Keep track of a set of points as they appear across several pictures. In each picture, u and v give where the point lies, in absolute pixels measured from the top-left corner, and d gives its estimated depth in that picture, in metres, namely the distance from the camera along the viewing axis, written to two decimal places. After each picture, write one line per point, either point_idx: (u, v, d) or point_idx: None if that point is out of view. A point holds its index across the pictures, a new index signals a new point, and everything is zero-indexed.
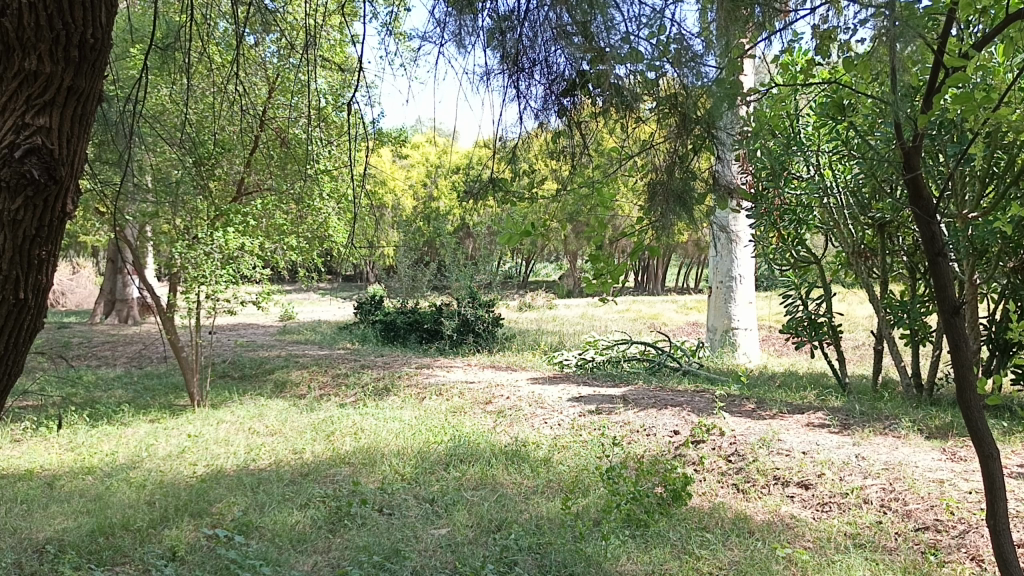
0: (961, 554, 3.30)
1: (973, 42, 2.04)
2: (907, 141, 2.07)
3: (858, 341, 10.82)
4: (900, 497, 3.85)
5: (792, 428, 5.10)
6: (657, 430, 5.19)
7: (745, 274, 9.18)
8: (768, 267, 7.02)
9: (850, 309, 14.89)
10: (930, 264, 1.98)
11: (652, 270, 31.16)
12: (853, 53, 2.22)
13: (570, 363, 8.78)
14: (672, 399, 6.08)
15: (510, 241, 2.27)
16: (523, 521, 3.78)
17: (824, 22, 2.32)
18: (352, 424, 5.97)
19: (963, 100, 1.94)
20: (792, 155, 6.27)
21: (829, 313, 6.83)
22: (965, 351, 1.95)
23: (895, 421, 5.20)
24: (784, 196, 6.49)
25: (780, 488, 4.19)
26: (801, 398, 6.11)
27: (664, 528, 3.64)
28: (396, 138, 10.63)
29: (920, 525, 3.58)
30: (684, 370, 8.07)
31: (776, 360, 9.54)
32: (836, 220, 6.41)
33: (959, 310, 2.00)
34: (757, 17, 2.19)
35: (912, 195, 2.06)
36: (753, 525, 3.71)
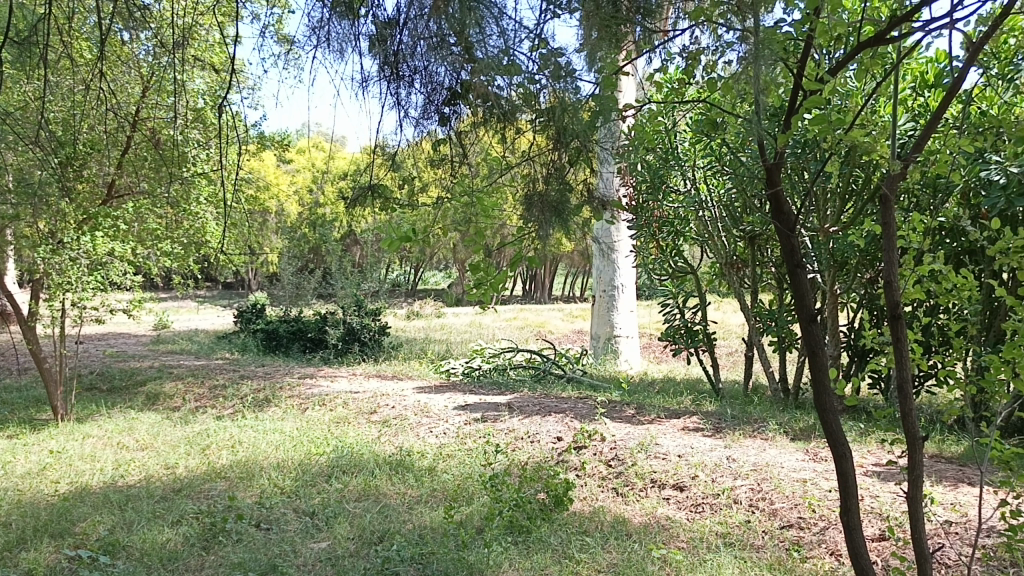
0: (822, 550, 3.50)
1: (831, 68, 2.17)
2: (770, 157, 2.18)
3: (733, 347, 11.31)
4: (767, 497, 4.03)
5: (669, 432, 5.28)
6: (541, 437, 5.27)
7: (627, 283, 9.40)
8: (648, 276, 7.23)
9: (726, 317, 15.56)
10: (790, 275, 2.12)
11: (539, 279, 31.61)
12: (722, 72, 2.34)
13: (456, 372, 8.79)
14: (555, 406, 6.17)
15: (392, 246, 2.28)
16: (405, 531, 3.75)
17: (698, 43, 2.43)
18: (229, 436, 5.78)
19: (819, 121, 2.08)
20: (670, 168, 6.49)
21: (705, 321, 7.03)
22: (822, 358, 2.09)
23: (763, 424, 5.46)
24: (663, 208, 6.71)
25: (657, 491, 4.32)
26: (678, 403, 6.32)
27: (546, 533, 3.69)
28: (280, 143, 10.37)
29: (785, 523, 3.77)
30: (568, 378, 8.19)
31: (656, 366, 9.83)
32: (711, 232, 6.64)
33: (817, 318, 2.13)
34: (634, 35, 2.32)
35: (775, 210, 2.19)
36: (631, 527, 3.81)
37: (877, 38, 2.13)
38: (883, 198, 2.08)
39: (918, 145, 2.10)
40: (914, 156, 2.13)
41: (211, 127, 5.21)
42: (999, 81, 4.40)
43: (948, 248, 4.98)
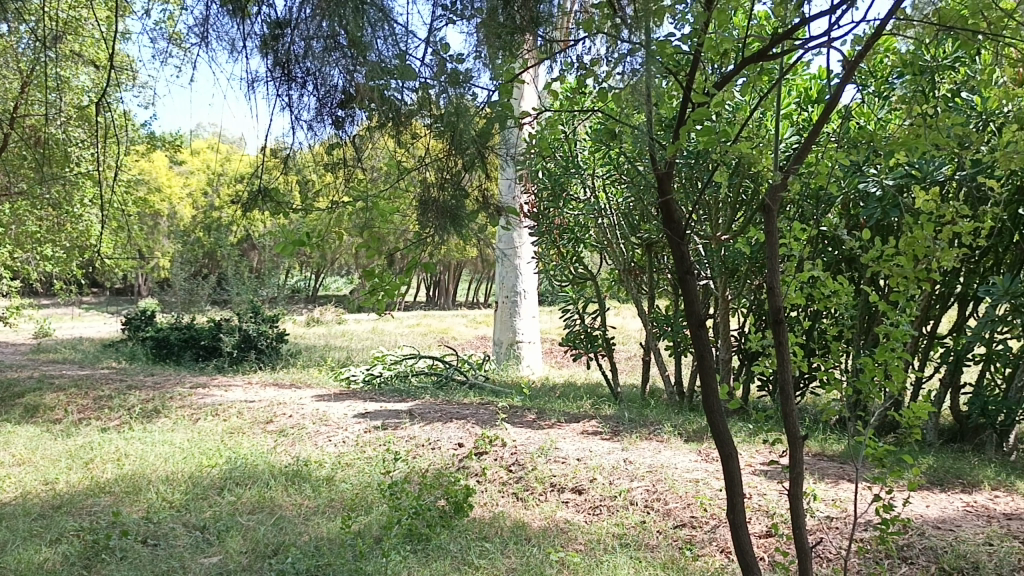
0: (713, 548, 3.62)
1: (718, 81, 2.25)
2: (661, 166, 2.28)
3: (631, 352, 11.54)
4: (662, 497, 4.13)
5: (568, 436, 5.35)
6: (442, 443, 5.25)
7: (529, 290, 9.47)
8: (549, 283, 7.30)
9: (625, 322, 15.86)
10: (680, 281, 2.23)
11: (443, 285, 31.49)
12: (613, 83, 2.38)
13: (357, 379, 8.66)
14: (457, 412, 6.16)
15: (284, 250, 2.21)
16: (301, 543, 3.67)
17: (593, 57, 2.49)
18: (115, 449, 5.52)
19: (705, 134, 2.15)
20: (570, 177, 6.59)
21: (604, 326, 7.15)
22: (709, 361, 2.21)
23: (659, 427, 5.59)
24: (564, 216, 6.80)
25: (556, 494, 4.37)
26: (577, 407, 6.40)
27: (445, 540, 3.67)
28: (172, 144, 9.98)
29: (678, 522, 3.87)
30: (471, 384, 8.15)
31: (557, 372, 9.93)
32: (609, 239, 6.76)
33: (704, 322, 2.25)
34: (537, 42, 2.38)
35: (666, 218, 2.29)
36: (530, 532, 3.83)
37: (759, 55, 2.22)
38: (765, 207, 2.19)
39: (797, 157, 2.20)
40: (795, 168, 2.23)
41: (94, 126, 4.96)
42: (875, 99, 4.66)
43: (831, 255, 5.23)
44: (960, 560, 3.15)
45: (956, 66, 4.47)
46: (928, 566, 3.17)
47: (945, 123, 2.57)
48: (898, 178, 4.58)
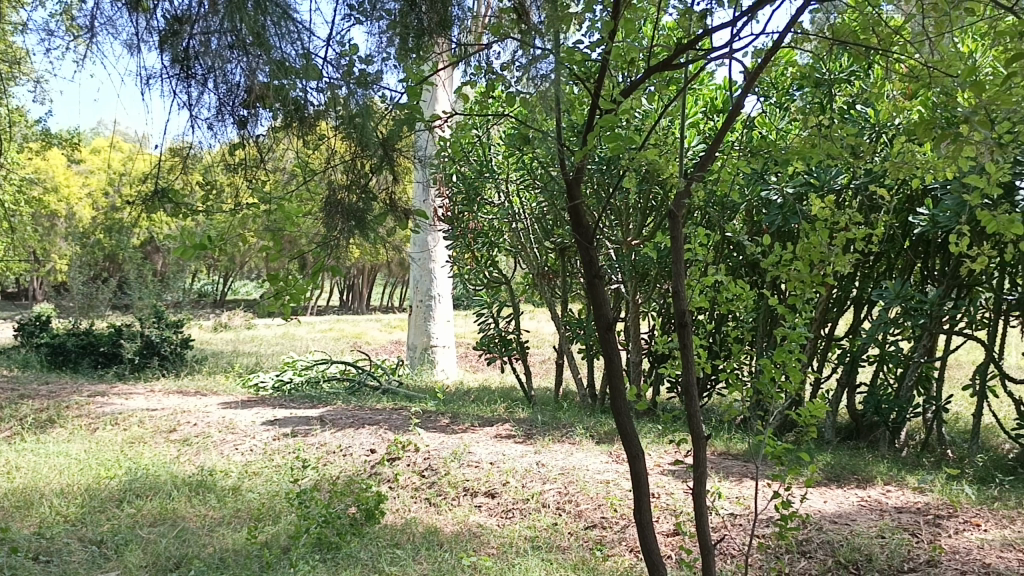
0: (623, 547, 3.67)
1: (624, 88, 2.29)
2: (571, 171, 2.31)
3: (545, 355, 11.61)
4: (574, 499, 4.17)
5: (482, 440, 5.35)
6: (354, 450, 5.17)
7: (443, 293, 9.42)
8: (464, 287, 7.28)
9: (539, 326, 15.98)
10: (589, 284, 2.28)
11: (357, 289, 31.06)
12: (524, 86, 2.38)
13: (266, 386, 8.45)
14: (369, 418, 6.08)
15: (184, 254, 2.15)
16: (205, 556, 3.55)
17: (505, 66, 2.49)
18: (4, 462, 5.23)
19: (612, 140, 2.19)
20: (484, 181, 6.59)
21: (518, 330, 7.17)
22: (617, 364, 2.27)
23: (571, 429, 5.65)
24: (478, 219, 6.80)
25: (469, 499, 4.36)
26: (491, 410, 6.40)
27: (355, 549, 3.62)
28: (70, 141, 9.54)
29: (589, 523, 3.92)
30: (383, 390, 8.04)
31: (471, 376, 9.91)
32: (523, 243, 6.79)
33: (613, 326, 2.31)
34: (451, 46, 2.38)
35: (576, 222, 2.33)
36: (442, 537, 3.81)
37: (665, 64, 2.26)
38: (671, 213, 2.24)
39: (701, 163, 2.26)
40: (700, 175, 2.30)
41: None
42: (776, 109, 4.82)
43: (736, 260, 5.39)
44: (855, 553, 3.29)
45: (851, 79, 4.68)
46: (825, 560, 3.29)
47: (839, 134, 2.68)
48: (798, 187, 4.76)
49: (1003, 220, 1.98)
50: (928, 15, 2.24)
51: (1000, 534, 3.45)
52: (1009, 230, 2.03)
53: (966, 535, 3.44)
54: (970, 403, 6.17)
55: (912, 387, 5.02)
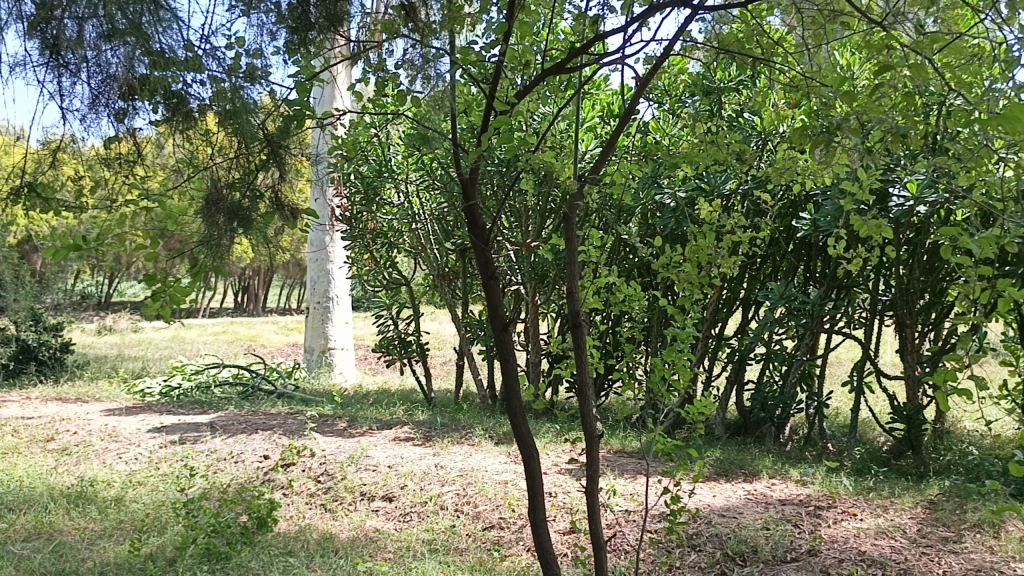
0: (520, 547, 3.69)
1: (519, 90, 2.29)
2: (466, 172, 2.31)
3: (447, 357, 11.55)
4: (472, 500, 4.17)
5: (380, 443, 5.28)
6: (246, 456, 5.02)
7: (342, 295, 9.25)
8: (362, 288, 7.17)
9: (441, 327, 15.88)
10: (484, 285, 2.28)
11: (253, 290, 30.14)
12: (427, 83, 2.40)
13: (154, 392, 8.10)
14: (262, 423, 5.91)
15: (57, 254, 2.04)
16: (84, 571, 3.38)
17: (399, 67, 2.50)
18: None
19: (506, 141, 2.20)
20: (383, 181, 6.51)
21: (417, 332, 7.11)
22: (512, 364, 2.29)
23: (470, 430, 5.65)
24: (377, 220, 6.73)
25: (366, 503, 4.29)
26: (390, 413, 6.33)
27: (246, 558, 3.51)
28: None
29: (487, 524, 3.92)
30: (279, 393, 7.83)
31: (371, 378, 9.76)
32: (423, 245, 6.74)
33: (508, 326, 2.31)
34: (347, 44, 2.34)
35: (471, 222, 2.32)
36: (338, 543, 3.74)
37: (559, 67, 2.26)
38: (564, 216, 2.25)
39: (595, 167, 2.28)
40: (593, 177, 2.33)
41: None
42: (669, 115, 4.96)
43: (632, 262, 5.51)
44: (742, 545, 3.41)
45: (738, 88, 4.85)
46: (714, 553, 3.40)
47: (724, 140, 2.78)
48: (690, 191, 4.91)
49: (871, 224, 2.09)
50: (806, 28, 2.34)
51: (874, 523, 3.64)
52: (878, 234, 2.14)
53: (844, 524, 3.61)
54: (848, 398, 6.50)
55: (796, 384, 5.25)
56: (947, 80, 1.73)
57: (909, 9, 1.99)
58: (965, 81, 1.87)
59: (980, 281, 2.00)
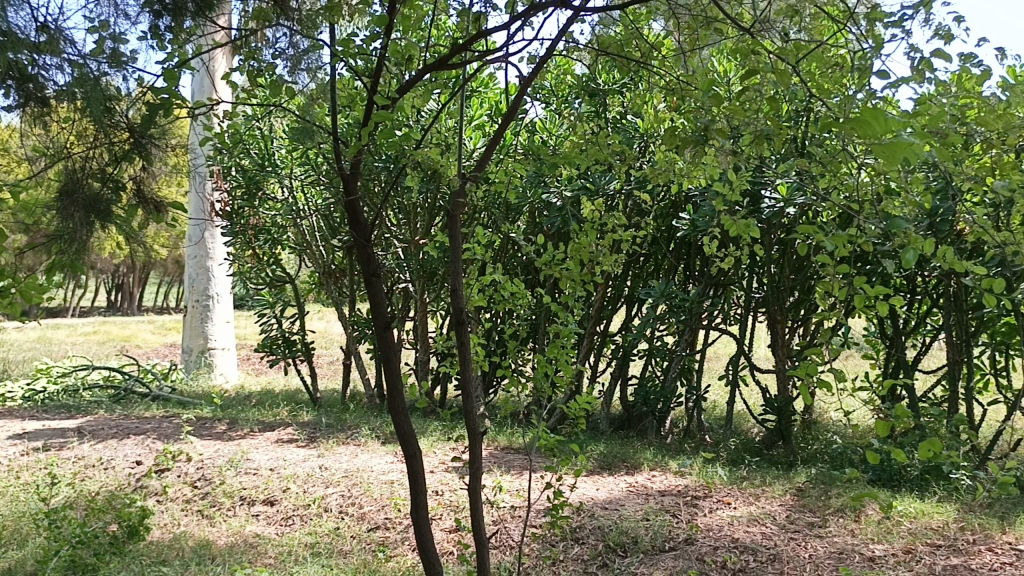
0: (405, 547, 3.66)
1: (401, 85, 2.25)
2: (347, 167, 2.27)
3: (334, 356, 11.31)
4: (356, 501, 4.10)
5: (261, 445, 5.13)
6: (117, 462, 4.77)
7: (223, 293, 8.92)
8: (244, 285, 6.94)
9: (329, 326, 15.54)
10: (365, 282, 2.24)
11: (128, 289, 28.67)
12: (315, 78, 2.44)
13: (15, 397, 7.59)
14: (136, 427, 5.63)
15: None
16: None
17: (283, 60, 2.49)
18: None
19: (388, 137, 2.17)
20: (266, 175, 6.31)
21: (302, 331, 6.94)
22: (395, 362, 2.26)
23: (356, 430, 5.56)
24: (259, 215, 6.54)
25: (246, 508, 4.16)
26: (272, 415, 6.15)
27: (115, 569, 3.34)
28: None
29: (372, 525, 3.87)
30: (154, 396, 7.48)
31: (253, 379, 9.45)
32: (308, 240, 6.58)
33: (391, 324, 2.29)
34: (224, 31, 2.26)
35: (353, 218, 2.28)
36: (215, 550, 3.61)
37: (442, 62, 2.24)
38: (447, 213, 2.24)
39: (478, 165, 2.28)
40: (477, 174, 2.32)
41: None
42: (555, 114, 5.02)
43: (519, 261, 5.55)
44: (623, 536, 3.49)
45: (621, 91, 4.96)
46: (596, 545, 3.48)
47: (605, 140, 2.83)
48: (575, 191, 4.99)
49: (740, 222, 2.20)
50: (682, 33, 2.41)
51: (746, 510, 3.80)
52: (747, 233, 2.24)
53: (719, 513, 3.76)
54: (725, 391, 6.76)
55: (676, 378, 5.42)
56: (807, 86, 1.82)
57: (776, 19, 2.09)
58: (824, 89, 1.99)
59: (838, 278, 2.11)
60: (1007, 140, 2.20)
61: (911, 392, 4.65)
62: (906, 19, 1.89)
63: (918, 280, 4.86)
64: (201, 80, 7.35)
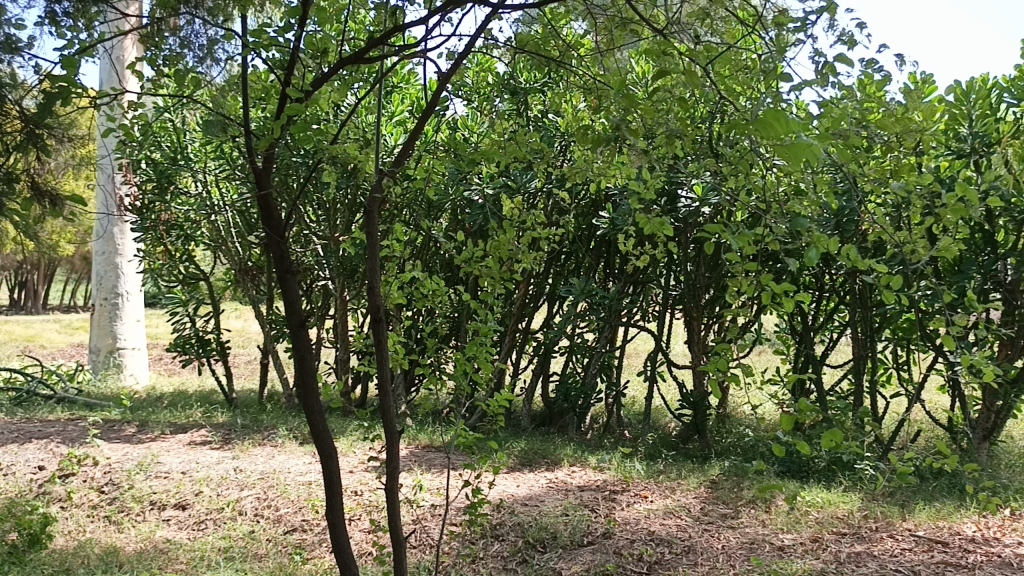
0: (323, 549, 3.59)
1: (317, 78, 2.21)
2: (260, 161, 2.21)
3: (251, 356, 11.03)
4: (272, 504, 4.02)
5: (173, 448, 4.97)
6: (17, 468, 4.55)
7: (133, 291, 8.60)
8: (155, 283, 6.71)
9: (246, 324, 15.13)
10: (280, 280, 2.19)
11: (31, 286, 27.34)
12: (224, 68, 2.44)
13: None
14: (38, 431, 5.38)
15: None
16: None
17: (188, 49, 2.40)
18: None
19: (302, 131, 2.12)
20: (178, 169, 6.12)
21: (217, 330, 6.75)
22: (310, 361, 2.22)
23: (273, 431, 5.44)
24: (171, 210, 6.33)
25: (156, 513, 4.02)
26: (185, 416, 5.96)
27: None
28: None
29: (289, 528, 3.80)
30: (58, 398, 7.17)
31: (165, 380, 9.14)
32: (223, 237, 6.41)
33: (306, 322, 2.24)
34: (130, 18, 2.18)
35: (267, 214, 2.22)
36: (122, 557, 3.48)
37: (359, 55, 2.20)
38: (364, 210, 2.21)
39: (396, 160, 2.24)
40: (395, 170, 2.29)
41: None
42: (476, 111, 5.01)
43: (440, 258, 5.52)
44: (542, 532, 3.51)
45: (541, 89, 4.99)
46: (516, 541, 3.49)
47: (523, 139, 2.84)
48: (496, 188, 4.99)
49: (654, 220, 2.24)
50: (599, 33, 2.44)
51: (663, 503, 3.88)
52: (661, 231, 2.28)
53: (636, 507, 3.82)
54: (644, 388, 6.88)
55: (596, 375, 5.48)
56: (718, 88, 1.86)
57: (689, 22, 2.13)
58: (735, 91, 2.04)
59: (747, 276, 2.17)
60: (903, 144, 2.30)
61: (819, 386, 4.82)
62: (811, 24, 1.95)
63: (825, 278, 5.04)
64: (109, 69, 7.07)
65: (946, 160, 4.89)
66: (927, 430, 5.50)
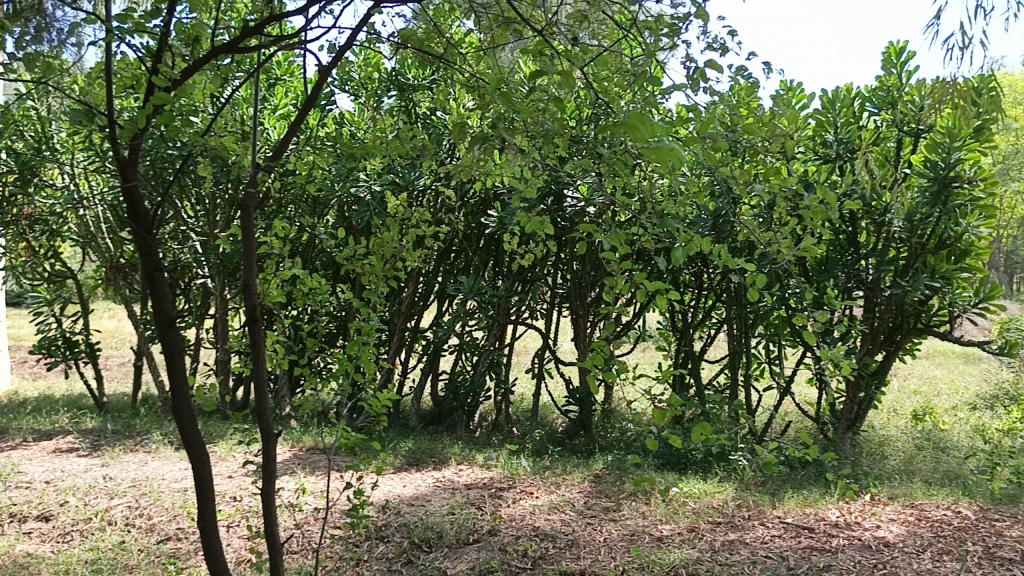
0: (199, 558, 3.45)
1: (188, 67, 2.12)
2: (125, 153, 2.10)
3: (125, 358, 10.51)
4: (144, 512, 3.84)
5: (36, 457, 4.69)
6: None
7: None
8: (16, 281, 6.30)
9: (120, 323, 14.39)
10: (147, 278, 2.09)
11: None
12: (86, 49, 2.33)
13: None
14: None
15: None
16: None
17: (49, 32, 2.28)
18: None
19: (169, 122, 2.03)
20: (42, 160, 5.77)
21: (86, 330, 6.40)
22: (180, 363, 2.13)
23: (147, 436, 5.20)
24: (35, 204, 5.96)
25: (16, 526, 3.78)
26: (50, 422, 5.62)
27: None
28: None
29: (162, 537, 3.63)
30: None
31: (28, 384, 8.59)
32: (93, 232, 6.08)
33: (176, 322, 2.15)
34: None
35: (133, 209, 2.11)
36: None
37: (233, 46, 2.12)
38: (239, 206, 2.13)
39: (272, 155, 2.17)
40: (271, 166, 2.22)
41: None
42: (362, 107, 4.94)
43: (325, 257, 5.42)
44: (427, 531, 3.50)
45: (429, 87, 4.96)
46: (401, 542, 3.45)
47: (405, 137, 2.82)
48: (383, 186, 4.93)
49: (534, 219, 2.26)
50: (481, 33, 2.44)
51: (547, 499, 3.93)
52: (541, 230, 2.31)
53: (521, 503, 3.85)
54: (531, 385, 6.95)
55: (484, 373, 5.49)
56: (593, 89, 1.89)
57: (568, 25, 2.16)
58: (612, 94, 2.07)
59: (622, 275, 2.22)
60: (769, 150, 2.40)
61: (698, 381, 5.00)
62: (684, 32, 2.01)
63: (704, 277, 5.23)
64: None
65: (814, 165, 5.15)
66: (797, 422, 5.79)
